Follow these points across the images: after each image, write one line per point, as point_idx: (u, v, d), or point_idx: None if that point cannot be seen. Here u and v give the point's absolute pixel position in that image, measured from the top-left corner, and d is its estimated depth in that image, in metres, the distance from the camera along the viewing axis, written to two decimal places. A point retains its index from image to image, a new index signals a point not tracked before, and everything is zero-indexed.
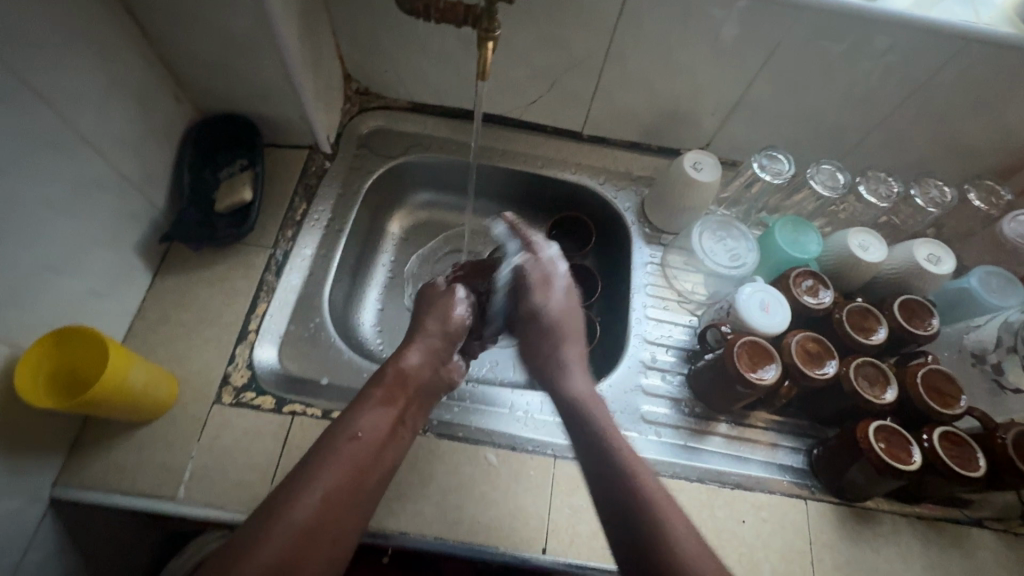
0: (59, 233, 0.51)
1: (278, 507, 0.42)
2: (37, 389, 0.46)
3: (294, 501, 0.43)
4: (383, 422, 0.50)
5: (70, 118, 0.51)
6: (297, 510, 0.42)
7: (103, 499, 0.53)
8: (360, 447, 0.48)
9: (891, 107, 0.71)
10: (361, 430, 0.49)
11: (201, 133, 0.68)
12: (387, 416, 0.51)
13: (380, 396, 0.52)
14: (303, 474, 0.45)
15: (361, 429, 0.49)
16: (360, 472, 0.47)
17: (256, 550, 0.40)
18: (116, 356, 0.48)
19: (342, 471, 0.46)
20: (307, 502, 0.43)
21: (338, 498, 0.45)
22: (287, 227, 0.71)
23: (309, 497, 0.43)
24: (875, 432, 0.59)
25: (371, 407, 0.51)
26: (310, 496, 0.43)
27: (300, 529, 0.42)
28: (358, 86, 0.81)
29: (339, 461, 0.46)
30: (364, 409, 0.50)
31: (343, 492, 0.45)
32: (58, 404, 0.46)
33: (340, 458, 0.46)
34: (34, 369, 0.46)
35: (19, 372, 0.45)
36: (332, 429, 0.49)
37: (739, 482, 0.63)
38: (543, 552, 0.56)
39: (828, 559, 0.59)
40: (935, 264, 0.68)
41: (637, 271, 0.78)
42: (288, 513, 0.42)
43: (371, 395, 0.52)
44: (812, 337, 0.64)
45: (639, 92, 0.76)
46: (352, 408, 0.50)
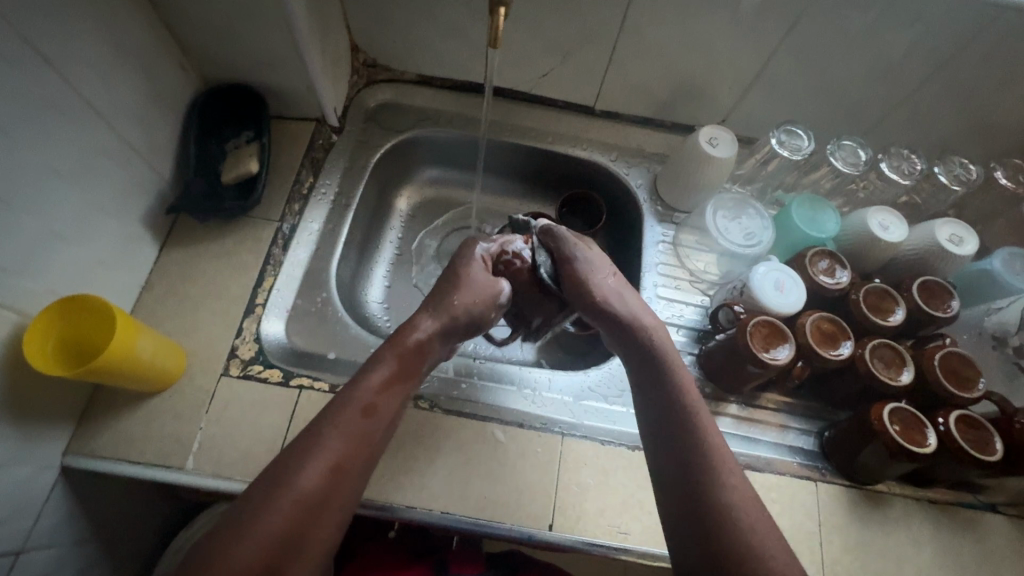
0: (66, 201, 0.51)
1: (280, 475, 0.40)
2: (45, 357, 0.46)
3: (298, 469, 0.40)
4: (392, 392, 0.47)
5: (74, 83, 0.50)
6: (302, 477, 0.40)
7: (113, 467, 0.54)
8: (367, 419, 0.44)
9: (918, 81, 0.68)
10: (366, 402, 0.45)
11: (206, 104, 0.66)
12: (399, 388, 0.47)
13: (391, 362, 0.48)
14: (308, 441, 0.42)
15: (368, 400, 0.45)
16: (365, 442, 0.44)
17: (255, 523, 0.38)
18: (123, 329, 0.48)
19: (348, 440, 0.43)
20: (313, 470, 0.41)
21: (343, 468, 0.42)
22: (294, 201, 0.70)
23: (314, 466, 0.41)
24: (889, 415, 0.58)
25: (382, 376, 0.47)
26: (315, 466, 0.41)
27: (302, 499, 0.40)
28: (366, 58, 0.80)
29: (342, 433, 0.43)
30: (374, 374, 0.47)
31: (348, 462, 0.42)
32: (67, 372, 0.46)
33: (347, 427, 0.43)
34: (44, 337, 0.46)
35: (28, 340, 0.45)
36: (338, 397, 0.45)
37: (748, 463, 0.62)
38: (549, 529, 0.56)
39: (837, 541, 0.59)
40: (957, 245, 0.66)
41: (648, 250, 0.77)
42: (292, 481, 0.40)
43: (381, 359, 0.48)
44: (827, 318, 0.63)
45: (654, 65, 0.73)
46: (357, 376, 0.46)
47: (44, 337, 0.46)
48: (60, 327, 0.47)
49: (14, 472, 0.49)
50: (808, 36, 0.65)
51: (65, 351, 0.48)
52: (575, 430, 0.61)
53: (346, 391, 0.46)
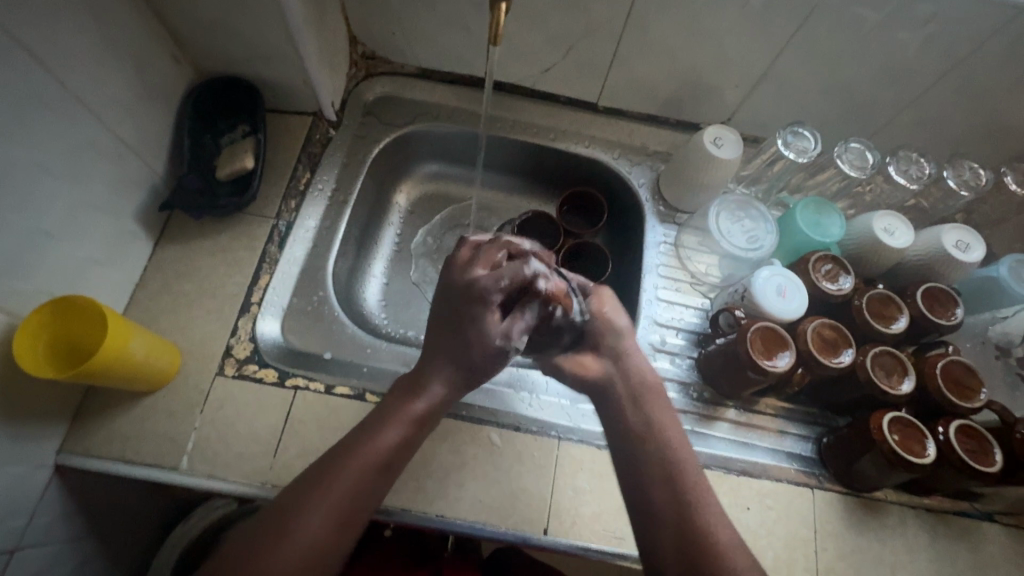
0: (56, 198, 0.50)
1: (283, 524, 0.42)
2: (35, 356, 0.45)
3: (302, 519, 0.42)
4: (407, 433, 0.47)
5: (62, 77, 0.48)
6: (304, 523, 0.42)
7: (108, 467, 0.54)
8: (371, 467, 0.45)
9: (929, 82, 0.66)
10: (383, 446, 0.45)
11: (201, 97, 0.65)
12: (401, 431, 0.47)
13: (400, 412, 0.47)
14: (306, 489, 0.43)
15: (384, 445, 0.46)
16: (367, 490, 0.44)
17: (263, 569, 0.40)
18: (114, 336, 0.47)
19: (350, 489, 0.44)
20: (314, 518, 0.42)
21: (344, 514, 0.43)
22: (291, 197, 0.69)
23: (316, 514, 0.42)
24: (889, 424, 0.57)
25: (385, 420, 0.47)
26: (317, 516, 0.42)
27: (302, 549, 0.41)
28: (365, 50, 0.78)
29: (354, 482, 0.44)
30: (380, 424, 0.46)
31: (347, 509, 0.44)
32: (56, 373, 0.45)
33: (346, 478, 0.44)
34: (36, 335, 0.46)
35: (17, 338, 0.44)
36: (354, 441, 0.45)
37: (745, 469, 0.62)
38: (543, 533, 0.55)
39: (833, 548, 0.59)
40: (963, 251, 0.65)
41: (649, 251, 0.76)
42: (296, 526, 0.42)
43: (391, 403, 0.48)
44: (829, 324, 0.62)
45: (659, 62, 0.72)
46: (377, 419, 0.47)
47: (34, 338, 0.45)
48: (52, 330, 0.47)
49: (6, 472, 0.49)
50: (818, 33, 0.64)
51: (55, 353, 0.47)
52: (571, 434, 0.61)
53: (351, 437, 0.46)
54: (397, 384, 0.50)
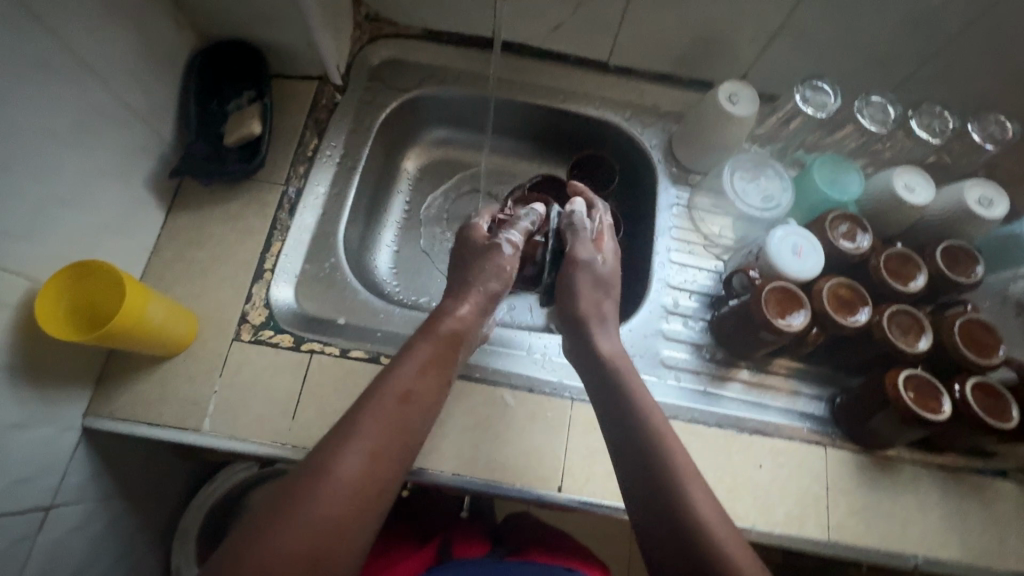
0: (67, 164, 0.50)
1: (322, 462, 0.39)
2: (54, 314, 0.46)
3: (341, 457, 0.39)
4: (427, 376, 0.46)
5: (66, 39, 0.48)
6: (343, 463, 0.39)
7: (133, 429, 0.55)
8: (403, 405, 0.43)
9: (956, 30, 0.64)
10: (405, 386, 0.45)
11: (206, 62, 0.64)
12: (436, 377, 0.47)
13: (426, 348, 0.49)
14: (345, 431, 0.41)
15: (407, 385, 0.45)
16: (400, 430, 0.42)
17: (300, 512, 0.36)
18: (133, 297, 0.48)
19: (383, 427, 0.42)
20: (355, 456, 0.39)
21: (385, 452, 0.41)
22: (299, 164, 0.68)
23: (356, 450, 0.40)
24: (904, 381, 0.57)
25: (419, 363, 0.47)
26: (359, 450, 0.40)
27: (345, 486, 0.38)
28: (369, 12, 0.76)
29: (380, 420, 0.42)
30: (403, 364, 0.46)
31: (389, 446, 0.41)
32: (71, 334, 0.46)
33: (383, 413, 0.42)
34: (57, 294, 0.46)
35: (40, 295, 0.45)
36: (375, 383, 0.44)
37: (758, 428, 0.62)
38: (558, 490, 0.56)
39: (844, 504, 0.59)
40: (986, 207, 0.63)
41: (662, 214, 0.75)
42: (335, 467, 0.39)
43: (416, 350, 0.48)
44: (845, 284, 0.61)
45: (672, 16, 0.69)
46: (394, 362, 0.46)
47: (57, 296, 0.46)
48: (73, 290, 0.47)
49: (36, 433, 0.50)
50: None
51: (77, 312, 0.48)
52: (584, 395, 0.61)
53: (383, 378, 0.45)
54: (418, 331, 0.51)
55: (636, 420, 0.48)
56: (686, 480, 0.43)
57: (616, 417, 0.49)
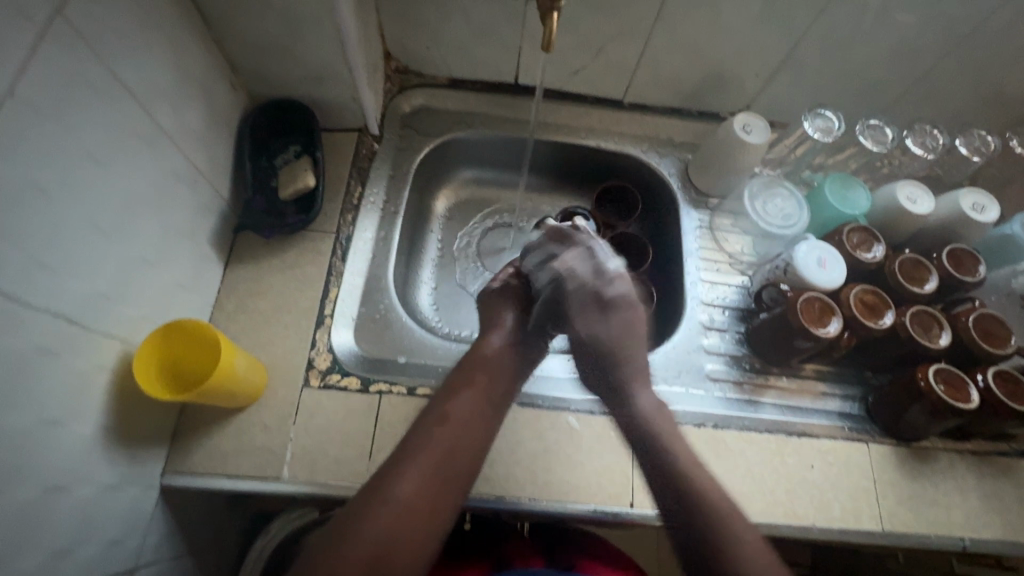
0: (150, 227, 0.52)
1: (381, 485, 0.44)
2: (152, 351, 0.48)
3: (395, 482, 0.44)
4: (477, 405, 0.52)
5: (150, 109, 0.50)
6: (401, 487, 0.44)
7: (212, 483, 0.56)
8: (446, 432, 0.49)
9: (937, 58, 0.72)
10: (451, 414, 0.50)
11: (256, 121, 0.67)
12: (475, 401, 0.52)
13: (463, 380, 0.53)
14: (399, 461, 0.46)
15: (452, 413, 0.50)
16: (450, 452, 0.48)
17: (362, 526, 0.42)
18: (219, 374, 0.49)
19: (438, 451, 0.47)
20: (408, 478, 0.45)
21: (436, 476, 0.46)
22: (347, 211, 0.71)
23: (408, 474, 0.45)
24: (934, 375, 0.62)
25: (459, 394, 0.52)
26: (409, 476, 0.45)
27: (401, 505, 0.43)
28: (398, 65, 0.81)
29: (430, 446, 0.47)
30: (453, 395, 0.52)
31: (440, 469, 0.46)
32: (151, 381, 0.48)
33: (428, 441, 0.48)
34: (166, 337, 0.49)
35: (137, 357, 0.47)
36: (425, 412, 0.51)
37: (804, 431, 0.66)
38: (631, 506, 0.59)
39: (892, 496, 0.63)
40: (980, 212, 0.70)
41: (687, 236, 0.80)
42: (390, 490, 0.44)
43: (456, 384, 0.53)
44: (869, 290, 0.67)
45: (685, 57, 0.76)
46: (443, 394, 0.52)
47: (149, 357, 0.48)
48: (165, 348, 0.49)
49: (124, 494, 0.50)
50: (836, 20, 0.68)
51: (169, 364, 0.49)
52: None
53: (428, 410, 0.51)
54: (459, 364, 0.56)
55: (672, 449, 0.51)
56: (720, 506, 0.47)
57: (646, 448, 0.52)
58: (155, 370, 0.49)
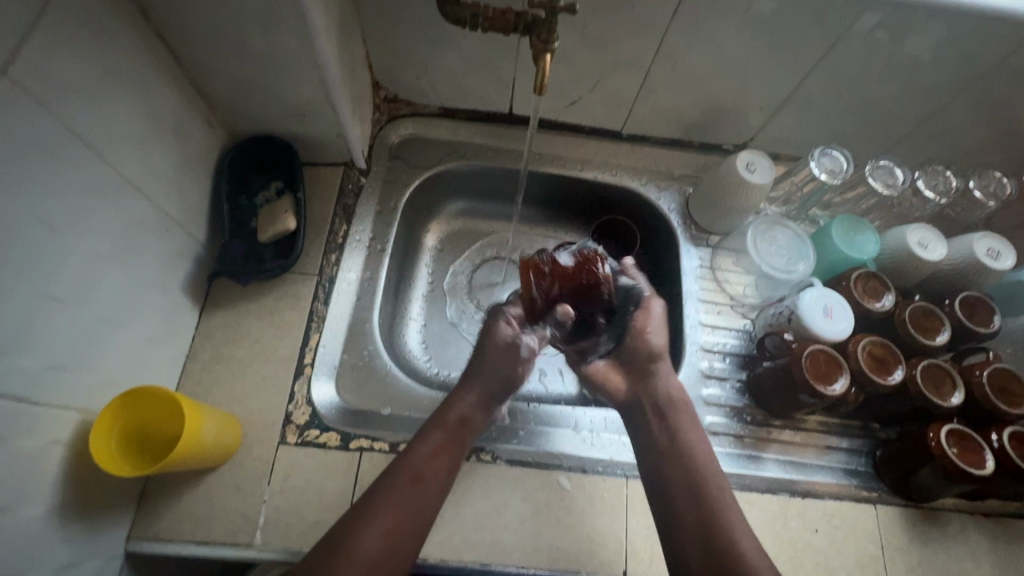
0: (113, 284, 0.49)
1: (344, 540, 0.43)
2: (112, 422, 0.45)
3: (360, 536, 0.43)
4: (437, 460, 0.49)
5: (114, 160, 0.47)
6: (360, 544, 0.43)
7: (180, 550, 0.52)
8: (414, 490, 0.47)
9: (950, 96, 0.68)
10: (421, 472, 0.48)
11: (235, 159, 0.64)
12: (448, 461, 0.50)
13: (437, 432, 0.51)
14: (362, 517, 0.44)
15: (421, 470, 0.48)
16: (415, 509, 0.46)
17: None
18: (180, 453, 0.46)
19: (405, 507, 0.45)
20: (370, 537, 0.43)
21: (400, 533, 0.44)
22: (331, 251, 0.68)
23: (371, 532, 0.43)
24: (947, 436, 0.58)
25: (432, 451, 0.50)
26: (374, 531, 0.43)
27: (362, 567, 0.42)
28: (387, 94, 0.78)
29: (396, 503, 0.45)
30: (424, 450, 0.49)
31: (404, 527, 0.45)
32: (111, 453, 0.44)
33: (394, 496, 0.46)
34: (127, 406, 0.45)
35: (98, 416, 0.44)
36: (394, 465, 0.48)
37: (807, 490, 0.63)
38: (624, 575, 0.56)
39: (901, 562, 0.60)
40: (995, 259, 0.66)
41: (686, 276, 0.77)
42: (354, 545, 0.43)
43: (432, 437, 0.51)
44: (878, 342, 0.63)
45: (685, 91, 0.73)
46: (410, 445, 0.50)
47: (113, 419, 0.45)
48: (135, 412, 0.46)
49: (83, 569, 0.47)
50: (844, 58, 0.65)
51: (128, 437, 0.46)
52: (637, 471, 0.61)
53: (399, 462, 0.49)
54: (429, 419, 0.53)
55: (684, 452, 0.52)
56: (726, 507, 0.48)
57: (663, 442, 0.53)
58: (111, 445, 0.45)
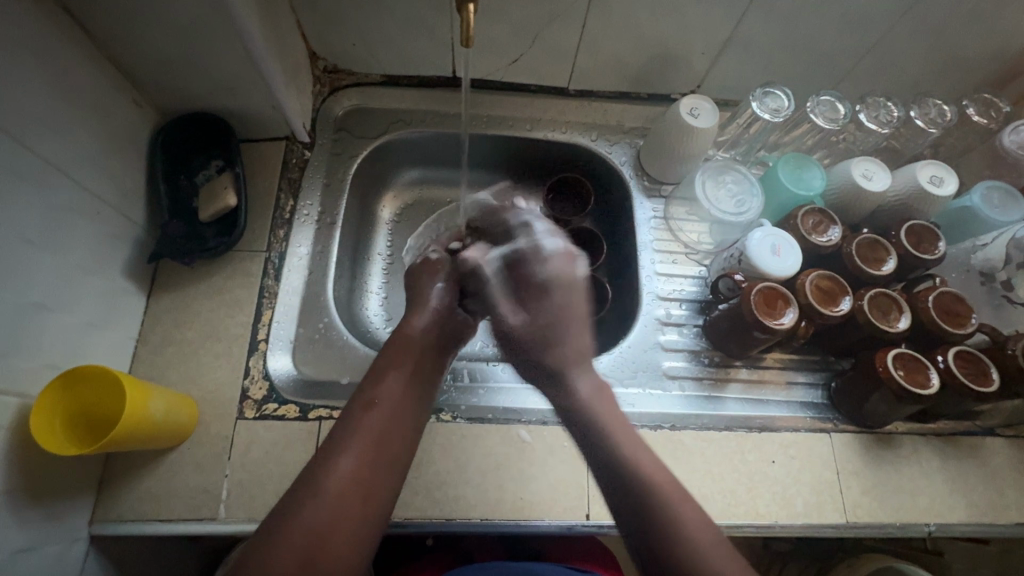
0: (43, 269, 0.48)
1: (314, 473, 0.43)
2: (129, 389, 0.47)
3: (330, 466, 0.44)
4: (395, 391, 0.51)
5: (28, 141, 0.46)
6: (332, 474, 0.43)
7: (144, 530, 0.53)
8: (374, 417, 0.48)
9: (889, 25, 0.68)
10: (379, 400, 0.49)
11: (169, 139, 0.63)
12: (401, 386, 0.51)
13: (398, 363, 0.53)
14: (330, 450, 0.45)
15: (378, 399, 0.49)
16: (384, 440, 0.47)
17: (297, 516, 0.41)
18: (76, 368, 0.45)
19: (365, 438, 0.46)
20: (339, 465, 0.44)
21: (369, 461, 0.45)
22: (278, 227, 0.68)
23: (339, 461, 0.44)
24: (893, 361, 0.60)
25: (388, 381, 0.51)
26: (339, 467, 0.44)
27: (334, 492, 0.43)
28: (326, 65, 0.76)
29: (359, 435, 0.46)
30: (382, 381, 0.51)
31: (371, 457, 0.46)
32: (109, 378, 0.46)
33: (361, 428, 0.47)
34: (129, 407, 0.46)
35: (130, 388, 0.46)
36: (352, 404, 0.49)
37: (764, 425, 0.64)
38: (586, 518, 0.57)
39: (856, 485, 0.62)
40: (938, 185, 0.67)
41: (641, 228, 0.77)
42: (326, 478, 0.43)
43: (388, 369, 0.52)
44: (825, 275, 0.64)
45: (625, 38, 0.72)
46: (367, 380, 0.51)
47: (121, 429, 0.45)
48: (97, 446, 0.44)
49: (43, 553, 0.48)
50: None
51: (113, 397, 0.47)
52: None
53: (356, 398, 0.50)
54: (385, 347, 0.55)
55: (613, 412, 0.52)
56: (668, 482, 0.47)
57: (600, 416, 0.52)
58: (112, 380, 0.46)
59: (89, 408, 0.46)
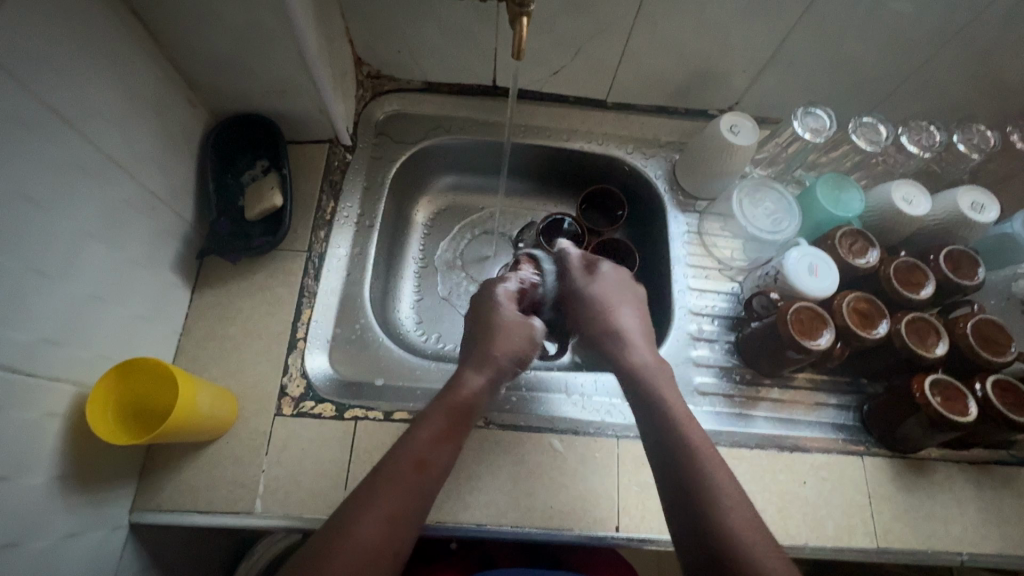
0: (101, 261, 0.49)
1: (344, 523, 0.42)
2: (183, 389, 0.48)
3: (359, 519, 0.42)
4: (440, 444, 0.47)
5: (94, 138, 0.48)
6: (360, 527, 0.41)
7: (182, 521, 0.54)
8: (416, 473, 0.45)
9: (933, 49, 0.68)
10: (421, 454, 0.46)
11: (219, 138, 0.65)
12: (453, 445, 0.48)
13: (443, 415, 0.49)
14: (362, 499, 0.43)
15: (422, 452, 0.46)
16: (422, 496, 0.45)
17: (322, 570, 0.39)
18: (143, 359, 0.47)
19: (403, 494, 0.44)
20: (370, 520, 0.42)
21: (403, 517, 0.43)
22: (319, 228, 0.69)
23: (372, 515, 0.42)
24: (931, 387, 0.59)
25: (439, 436, 0.48)
26: (371, 517, 0.42)
27: (362, 550, 0.40)
28: (370, 70, 0.78)
29: (396, 488, 0.44)
30: (432, 434, 0.48)
31: (406, 512, 0.43)
32: (168, 374, 0.48)
33: (399, 479, 0.44)
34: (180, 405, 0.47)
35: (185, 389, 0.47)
36: (395, 448, 0.47)
37: (796, 445, 0.64)
38: (616, 530, 0.57)
39: (887, 510, 0.61)
40: (978, 212, 0.67)
41: (674, 242, 0.77)
42: (354, 530, 0.41)
43: (434, 420, 0.49)
44: (862, 298, 0.64)
45: (667, 54, 0.72)
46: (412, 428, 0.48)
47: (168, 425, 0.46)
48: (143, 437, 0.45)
49: (88, 538, 0.49)
50: (824, 13, 0.65)
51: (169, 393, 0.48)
52: (628, 432, 0.63)
53: (401, 444, 0.47)
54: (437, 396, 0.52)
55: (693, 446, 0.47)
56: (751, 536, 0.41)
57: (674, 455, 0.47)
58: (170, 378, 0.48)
59: (145, 402, 0.48)
